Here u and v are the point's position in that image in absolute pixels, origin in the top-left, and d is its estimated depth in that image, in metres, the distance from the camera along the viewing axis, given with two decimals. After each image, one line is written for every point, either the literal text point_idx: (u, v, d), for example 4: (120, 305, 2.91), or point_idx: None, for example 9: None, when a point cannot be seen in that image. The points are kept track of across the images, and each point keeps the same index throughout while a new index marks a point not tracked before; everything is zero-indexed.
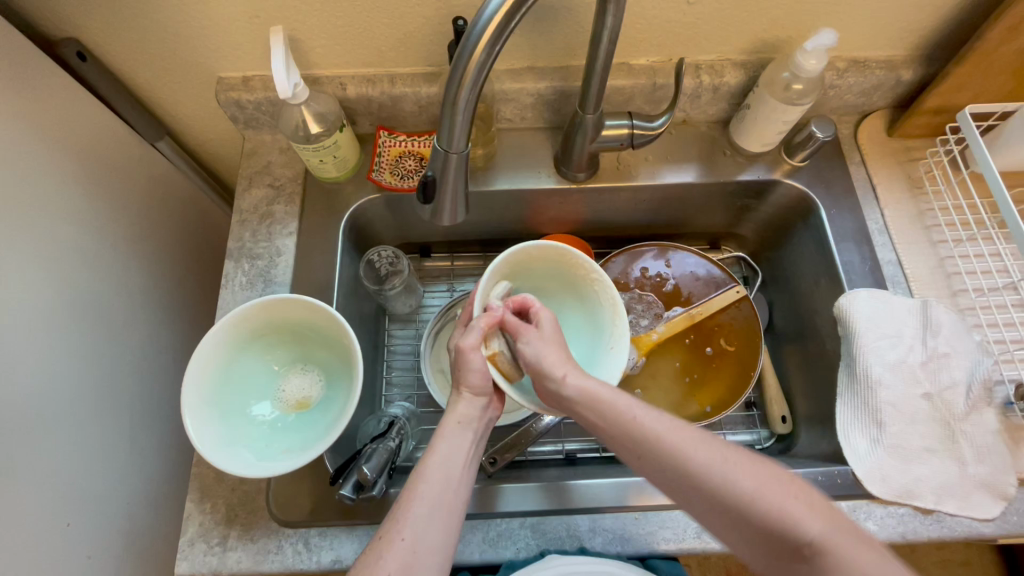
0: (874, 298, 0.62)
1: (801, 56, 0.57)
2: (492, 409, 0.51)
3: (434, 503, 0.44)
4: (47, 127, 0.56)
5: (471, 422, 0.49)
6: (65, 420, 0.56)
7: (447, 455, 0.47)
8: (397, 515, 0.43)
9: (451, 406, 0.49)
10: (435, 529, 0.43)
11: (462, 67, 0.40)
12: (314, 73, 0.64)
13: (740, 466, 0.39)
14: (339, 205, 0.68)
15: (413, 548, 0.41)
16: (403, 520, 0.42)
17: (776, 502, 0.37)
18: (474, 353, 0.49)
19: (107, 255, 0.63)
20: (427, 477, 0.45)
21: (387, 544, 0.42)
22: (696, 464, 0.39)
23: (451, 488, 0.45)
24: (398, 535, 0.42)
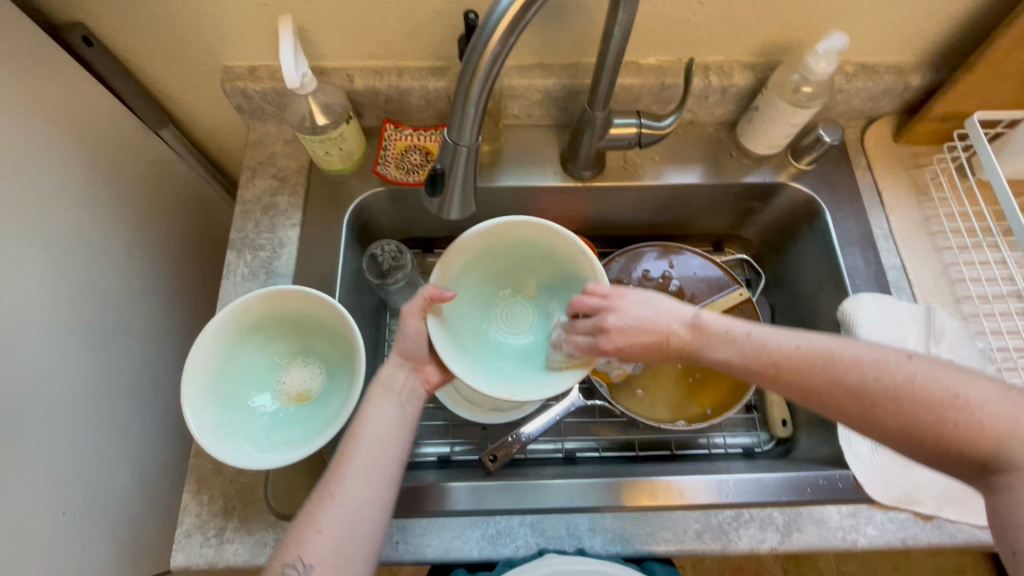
0: (877, 302, 0.62)
1: (812, 59, 0.57)
2: (425, 377, 0.54)
3: (360, 467, 0.47)
4: (47, 111, 0.55)
5: (396, 388, 0.52)
6: (62, 409, 0.55)
7: (373, 423, 0.50)
8: (327, 482, 0.47)
9: (381, 372, 0.53)
10: (365, 491, 0.47)
11: (475, 59, 0.39)
12: (321, 64, 0.64)
13: (868, 354, 0.43)
14: (343, 197, 0.68)
15: (346, 512, 0.46)
16: (336, 481, 0.47)
17: (919, 386, 0.41)
18: (413, 319, 0.51)
19: (108, 243, 0.63)
20: (356, 445, 0.48)
21: (319, 510, 0.46)
22: (831, 360, 0.44)
23: (377, 451, 0.49)
24: (328, 500, 0.46)
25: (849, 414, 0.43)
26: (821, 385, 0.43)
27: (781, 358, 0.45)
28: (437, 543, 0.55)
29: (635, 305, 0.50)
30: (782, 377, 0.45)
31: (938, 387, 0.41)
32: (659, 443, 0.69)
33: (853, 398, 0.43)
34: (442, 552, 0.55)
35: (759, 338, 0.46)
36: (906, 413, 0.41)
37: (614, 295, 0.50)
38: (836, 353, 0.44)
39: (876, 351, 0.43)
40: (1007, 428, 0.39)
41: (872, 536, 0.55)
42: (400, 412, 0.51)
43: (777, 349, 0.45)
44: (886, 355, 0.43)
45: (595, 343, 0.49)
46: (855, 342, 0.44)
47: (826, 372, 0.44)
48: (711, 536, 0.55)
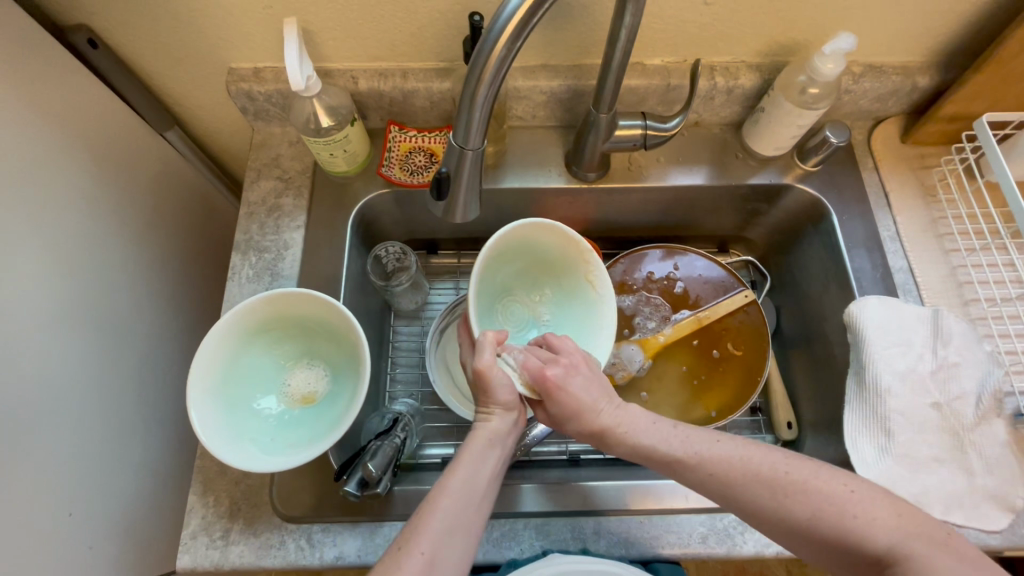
0: (884, 305, 0.61)
1: (819, 59, 0.56)
2: (519, 426, 0.50)
3: (455, 521, 0.43)
4: (52, 113, 0.55)
5: (499, 441, 0.48)
6: (68, 411, 0.55)
7: (469, 475, 0.45)
8: (416, 528, 0.42)
9: (484, 424, 0.48)
10: (454, 548, 0.42)
11: (482, 62, 0.39)
12: (326, 65, 0.63)
13: (778, 456, 0.43)
14: (348, 199, 0.68)
15: (431, 562, 0.40)
16: (416, 531, 0.42)
17: (820, 483, 0.41)
18: (493, 372, 0.48)
19: (114, 245, 0.63)
20: (449, 492, 0.44)
21: (404, 556, 0.40)
22: (740, 458, 0.43)
23: (472, 507, 0.44)
24: (416, 548, 0.41)
25: (757, 515, 0.42)
26: (734, 480, 0.43)
27: (701, 451, 0.45)
28: None
29: (585, 371, 0.50)
30: (699, 471, 0.44)
31: (833, 484, 0.41)
32: None
33: (761, 504, 0.42)
34: None
35: (683, 433, 0.46)
36: (809, 514, 0.40)
37: (578, 353, 0.52)
38: (751, 453, 0.44)
39: (796, 463, 0.42)
40: (896, 530, 0.38)
41: None
42: (495, 466, 0.47)
43: (696, 446, 0.45)
44: (787, 458, 0.43)
45: (543, 371, 0.49)
46: (775, 452, 0.43)
47: (736, 474, 0.43)
48: (716, 540, 0.55)
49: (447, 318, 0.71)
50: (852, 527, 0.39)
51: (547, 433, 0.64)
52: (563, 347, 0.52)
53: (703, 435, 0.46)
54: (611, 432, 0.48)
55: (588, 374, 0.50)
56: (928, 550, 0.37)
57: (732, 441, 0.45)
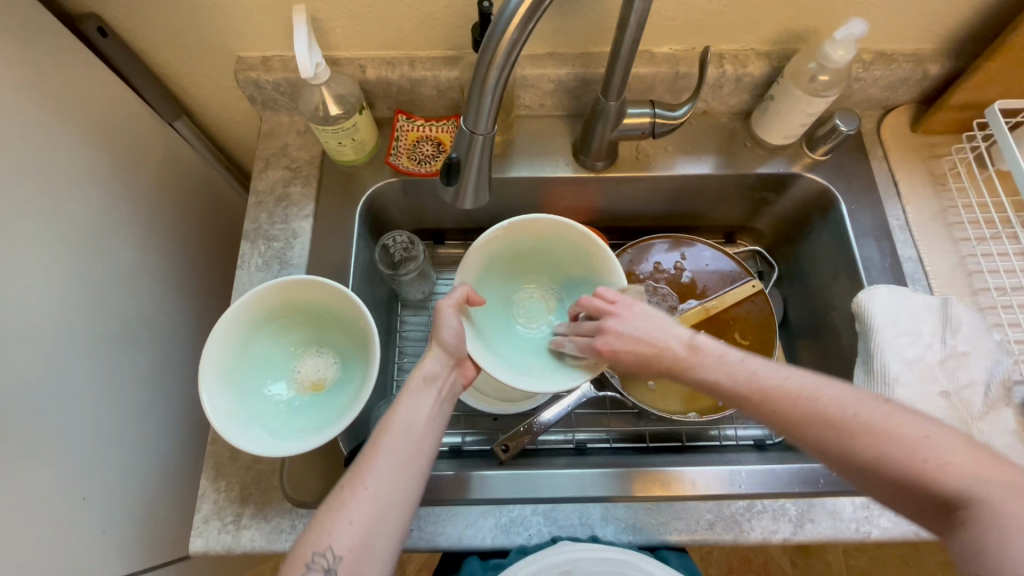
0: (893, 293, 0.61)
1: (830, 46, 0.56)
2: (460, 375, 0.53)
3: (395, 456, 0.46)
4: (63, 102, 0.55)
5: (436, 381, 0.50)
6: (81, 397, 0.56)
7: (411, 413, 0.48)
8: (361, 466, 0.45)
9: (422, 364, 0.50)
10: (399, 480, 0.45)
11: (493, 45, 0.39)
12: (334, 54, 0.63)
13: (850, 395, 0.42)
14: (356, 188, 0.68)
15: (377, 496, 0.44)
16: (367, 468, 0.45)
17: (894, 426, 0.40)
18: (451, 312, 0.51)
19: (125, 234, 0.64)
20: (392, 431, 0.47)
21: (352, 491, 0.44)
22: (807, 394, 0.43)
23: (415, 444, 0.47)
24: (363, 483, 0.44)
25: (821, 447, 0.42)
26: (796, 417, 0.42)
27: (766, 385, 0.44)
28: (450, 531, 0.55)
29: (632, 320, 0.50)
30: (765, 409, 0.44)
31: (910, 428, 0.39)
32: (670, 434, 0.69)
33: (828, 441, 0.41)
34: (455, 540, 0.55)
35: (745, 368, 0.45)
36: (882, 453, 0.39)
37: (620, 304, 0.50)
38: (821, 391, 0.43)
39: (867, 403, 0.41)
40: (971, 473, 0.37)
41: (886, 528, 0.55)
42: (439, 405, 0.50)
43: (759, 379, 0.45)
44: (862, 398, 0.42)
45: (592, 346, 0.50)
46: (848, 391, 0.42)
47: (805, 411, 0.42)
48: (724, 526, 0.55)
49: None
50: (924, 465, 0.38)
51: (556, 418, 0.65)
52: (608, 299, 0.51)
53: (774, 366, 0.45)
54: (674, 368, 0.48)
55: (639, 317, 0.50)
56: (1010, 496, 0.35)
57: (806, 374, 0.44)
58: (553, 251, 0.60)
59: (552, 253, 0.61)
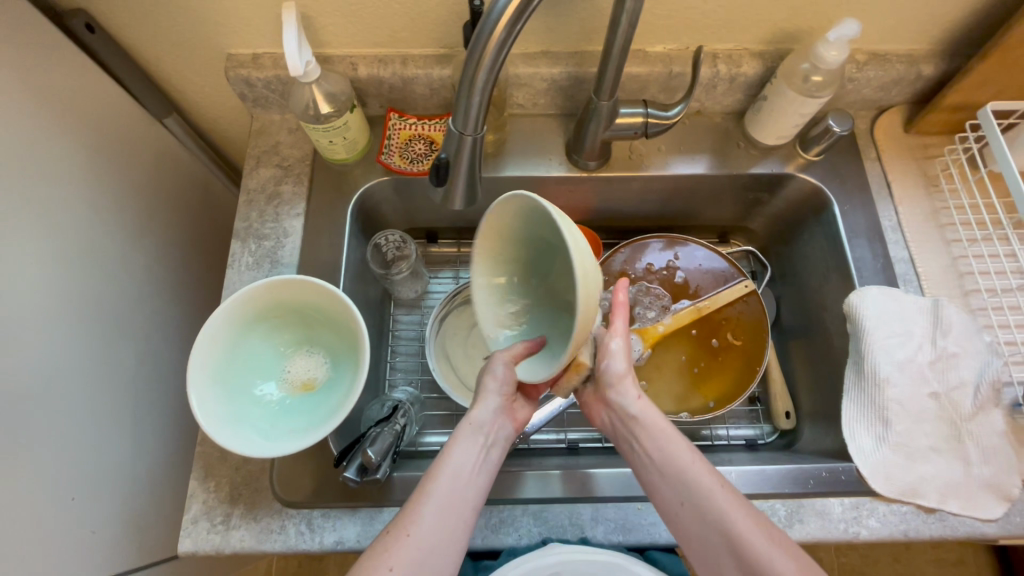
0: (883, 295, 0.61)
1: (823, 47, 0.56)
2: (506, 424, 0.53)
3: (442, 499, 0.46)
4: (52, 100, 0.55)
5: (482, 428, 0.51)
6: (69, 397, 0.56)
7: (458, 460, 0.48)
8: (407, 513, 0.45)
9: (473, 411, 0.51)
10: (442, 531, 0.45)
11: (481, 45, 0.39)
12: (325, 52, 0.63)
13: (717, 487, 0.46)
14: (348, 186, 0.68)
15: (419, 546, 0.44)
16: (413, 517, 0.45)
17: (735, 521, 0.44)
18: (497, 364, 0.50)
19: (113, 233, 0.63)
20: (437, 478, 0.47)
21: (393, 539, 0.44)
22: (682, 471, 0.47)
23: (460, 493, 0.47)
24: (405, 530, 0.44)
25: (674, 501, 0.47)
26: (705, 529, 0.45)
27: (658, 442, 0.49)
28: None
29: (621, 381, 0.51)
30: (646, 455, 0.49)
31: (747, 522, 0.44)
32: None
33: (718, 560, 0.44)
34: None
35: (697, 475, 0.46)
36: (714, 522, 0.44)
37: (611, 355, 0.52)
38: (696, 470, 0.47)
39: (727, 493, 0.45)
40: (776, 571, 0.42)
41: (875, 528, 0.55)
42: (484, 455, 0.50)
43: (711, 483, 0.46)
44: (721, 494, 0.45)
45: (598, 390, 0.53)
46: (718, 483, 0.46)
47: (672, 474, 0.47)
48: None
49: (448, 306, 0.72)
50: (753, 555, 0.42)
51: (544, 421, 0.64)
52: (617, 352, 0.52)
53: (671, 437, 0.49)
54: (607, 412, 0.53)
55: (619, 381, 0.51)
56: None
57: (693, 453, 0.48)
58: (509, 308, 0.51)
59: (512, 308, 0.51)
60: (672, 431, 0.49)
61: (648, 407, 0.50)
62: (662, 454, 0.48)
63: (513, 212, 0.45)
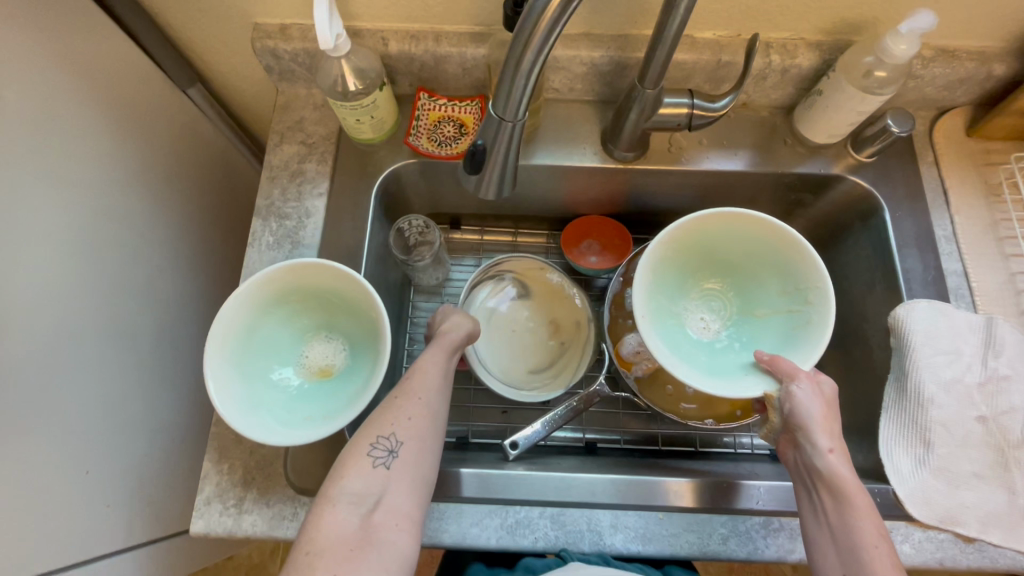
0: (933, 309, 0.57)
1: (892, 39, 0.51)
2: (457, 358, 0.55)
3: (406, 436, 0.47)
4: (74, 65, 0.53)
5: (443, 366, 0.52)
6: (81, 371, 0.55)
7: (423, 393, 0.50)
8: (370, 442, 0.46)
9: (431, 354, 0.53)
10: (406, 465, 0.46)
11: (531, 24, 0.35)
12: (356, 25, 0.60)
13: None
14: (372, 167, 0.66)
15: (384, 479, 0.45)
16: (372, 446, 0.46)
17: None
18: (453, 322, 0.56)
19: (133, 206, 0.62)
20: (403, 410, 0.48)
21: (355, 468, 0.45)
22: (859, 539, 0.43)
23: (423, 429, 0.48)
24: (366, 456, 0.46)
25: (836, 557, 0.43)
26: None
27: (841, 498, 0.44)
28: (454, 528, 0.54)
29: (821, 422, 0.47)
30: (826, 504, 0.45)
31: None
32: (683, 439, 0.68)
33: None
34: (459, 538, 0.54)
35: (872, 556, 0.42)
36: None
37: (807, 387, 0.47)
38: (874, 547, 0.42)
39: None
40: None
41: (908, 554, 0.53)
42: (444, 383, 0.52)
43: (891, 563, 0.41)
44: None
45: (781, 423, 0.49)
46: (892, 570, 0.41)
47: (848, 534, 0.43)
48: (737, 542, 0.54)
49: (486, 273, 0.70)
50: None
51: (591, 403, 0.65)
52: (809, 400, 0.46)
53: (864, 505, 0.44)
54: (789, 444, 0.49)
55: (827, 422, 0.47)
56: None
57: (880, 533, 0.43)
58: (661, 310, 0.58)
59: (662, 313, 0.58)
60: (859, 501, 0.44)
61: (839, 463, 0.45)
62: (840, 513, 0.44)
63: (737, 227, 0.56)
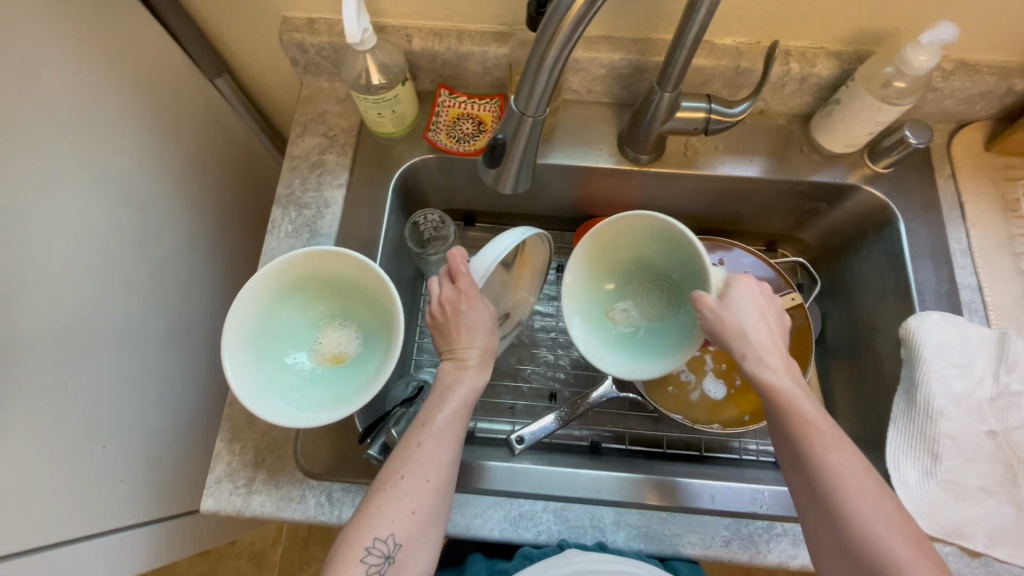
0: (946, 322, 0.57)
1: (913, 50, 0.52)
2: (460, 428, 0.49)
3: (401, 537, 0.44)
4: (105, 52, 0.55)
5: (443, 445, 0.47)
6: (100, 348, 0.56)
7: (419, 483, 0.45)
8: (363, 540, 0.43)
9: (431, 438, 0.47)
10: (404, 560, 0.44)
11: (556, 22, 0.36)
12: (381, 21, 0.61)
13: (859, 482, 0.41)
14: (391, 161, 0.67)
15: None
16: (363, 549, 0.43)
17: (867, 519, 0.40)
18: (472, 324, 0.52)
19: (157, 190, 0.64)
20: (397, 502, 0.44)
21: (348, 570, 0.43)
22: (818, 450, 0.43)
23: (420, 526, 0.45)
24: (359, 559, 0.43)
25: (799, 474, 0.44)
26: (846, 548, 0.41)
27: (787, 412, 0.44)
28: (458, 518, 0.55)
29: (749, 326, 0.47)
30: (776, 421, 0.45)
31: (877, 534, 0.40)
32: (688, 443, 0.68)
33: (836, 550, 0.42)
34: (462, 528, 0.54)
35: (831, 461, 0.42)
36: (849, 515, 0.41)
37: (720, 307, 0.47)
38: (834, 454, 0.42)
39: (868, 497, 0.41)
40: None
41: None
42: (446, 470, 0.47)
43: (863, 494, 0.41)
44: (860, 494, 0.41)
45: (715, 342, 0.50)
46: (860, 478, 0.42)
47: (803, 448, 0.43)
48: (739, 546, 0.54)
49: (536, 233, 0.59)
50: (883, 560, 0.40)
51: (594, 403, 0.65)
52: (721, 315, 0.47)
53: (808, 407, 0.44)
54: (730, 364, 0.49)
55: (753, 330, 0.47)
56: None
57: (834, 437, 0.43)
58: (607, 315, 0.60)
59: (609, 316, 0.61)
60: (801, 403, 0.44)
61: (765, 370, 0.46)
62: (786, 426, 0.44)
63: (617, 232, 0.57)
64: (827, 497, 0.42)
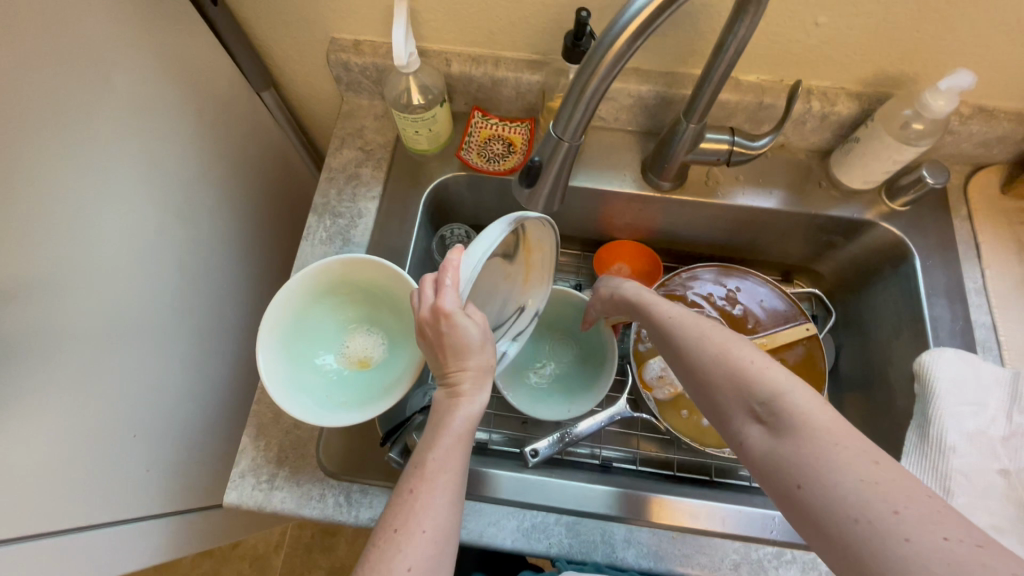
0: (959, 359, 0.58)
1: (931, 95, 0.54)
2: (461, 460, 0.45)
3: None
4: (166, 64, 0.58)
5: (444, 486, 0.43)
6: (139, 341, 0.59)
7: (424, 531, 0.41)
8: None
9: (427, 479, 0.43)
10: None
11: (596, 59, 0.39)
12: (423, 45, 0.65)
13: (706, 326, 0.47)
14: (423, 177, 0.70)
15: None
16: None
17: (719, 345, 0.44)
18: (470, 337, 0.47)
19: (200, 193, 0.67)
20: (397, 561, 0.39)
21: None
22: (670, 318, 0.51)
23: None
24: None
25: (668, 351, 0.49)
26: (722, 404, 0.43)
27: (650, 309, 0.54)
28: (472, 526, 0.56)
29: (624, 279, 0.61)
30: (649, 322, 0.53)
31: (731, 354, 0.43)
32: (699, 467, 0.68)
33: (714, 394, 0.44)
34: (475, 536, 0.55)
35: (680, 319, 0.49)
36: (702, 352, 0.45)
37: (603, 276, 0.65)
38: (681, 316, 0.50)
39: (715, 330, 0.46)
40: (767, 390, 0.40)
41: None
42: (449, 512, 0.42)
43: (728, 348, 0.44)
44: (708, 331, 0.46)
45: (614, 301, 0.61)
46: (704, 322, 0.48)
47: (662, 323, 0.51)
48: (749, 570, 0.54)
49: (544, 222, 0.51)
50: (739, 372, 0.42)
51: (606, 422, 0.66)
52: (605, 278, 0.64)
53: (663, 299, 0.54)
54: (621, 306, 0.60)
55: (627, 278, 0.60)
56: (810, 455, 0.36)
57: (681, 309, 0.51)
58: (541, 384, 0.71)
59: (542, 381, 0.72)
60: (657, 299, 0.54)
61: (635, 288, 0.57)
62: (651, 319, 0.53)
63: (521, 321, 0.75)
64: (693, 363, 0.46)
